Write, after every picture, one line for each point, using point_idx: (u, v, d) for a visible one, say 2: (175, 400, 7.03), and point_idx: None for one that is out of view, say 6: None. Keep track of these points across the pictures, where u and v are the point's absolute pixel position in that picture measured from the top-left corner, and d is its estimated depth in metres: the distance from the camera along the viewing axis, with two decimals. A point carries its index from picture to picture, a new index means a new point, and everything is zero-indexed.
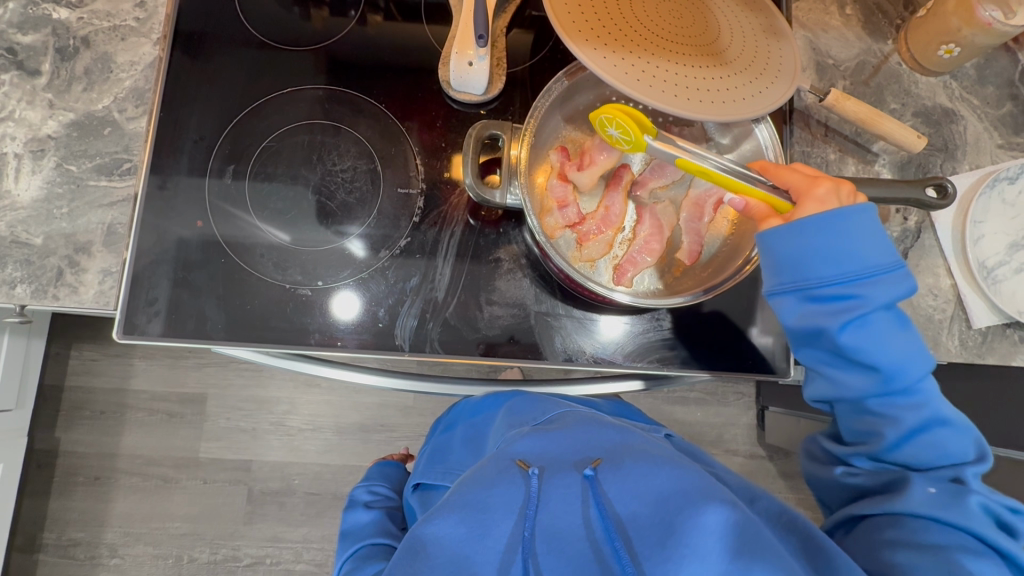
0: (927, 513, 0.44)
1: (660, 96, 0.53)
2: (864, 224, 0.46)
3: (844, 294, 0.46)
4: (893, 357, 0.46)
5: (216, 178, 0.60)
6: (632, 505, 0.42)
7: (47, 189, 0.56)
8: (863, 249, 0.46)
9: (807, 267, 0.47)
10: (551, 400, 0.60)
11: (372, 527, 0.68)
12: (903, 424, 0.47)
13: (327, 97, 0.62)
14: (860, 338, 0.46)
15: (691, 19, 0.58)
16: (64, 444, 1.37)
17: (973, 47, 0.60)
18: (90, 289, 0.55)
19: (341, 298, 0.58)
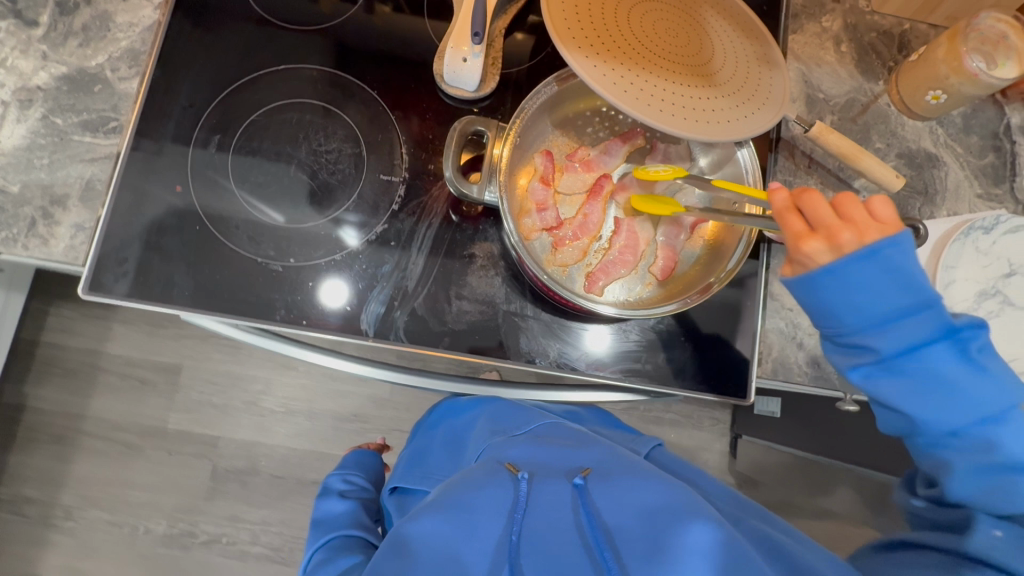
0: (968, 551, 0.40)
1: (642, 107, 0.53)
2: (867, 267, 0.41)
3: (856, 344, 0.43)
4: (931, 404, 0.42)
5: (201, 147, 0.60)
6: (620, 517, 0.46)
7: (30, 139, 0.56)
8: (870, 293, 0.41)
9: (813, 316, 0.44)
10: (530, 411, 0.65)
11: (343, 521, 0.68)
12: (959, 473, 0.42)
13: (322, 78, 0.62)
14: (883, 385, 0.43)
15: (684, 39, 0.58)
16: (31, 400, 1.36)
17: (960, 96, 0.60)
18: (61, 242, 0.55)
19: (328, 287, 0.58)
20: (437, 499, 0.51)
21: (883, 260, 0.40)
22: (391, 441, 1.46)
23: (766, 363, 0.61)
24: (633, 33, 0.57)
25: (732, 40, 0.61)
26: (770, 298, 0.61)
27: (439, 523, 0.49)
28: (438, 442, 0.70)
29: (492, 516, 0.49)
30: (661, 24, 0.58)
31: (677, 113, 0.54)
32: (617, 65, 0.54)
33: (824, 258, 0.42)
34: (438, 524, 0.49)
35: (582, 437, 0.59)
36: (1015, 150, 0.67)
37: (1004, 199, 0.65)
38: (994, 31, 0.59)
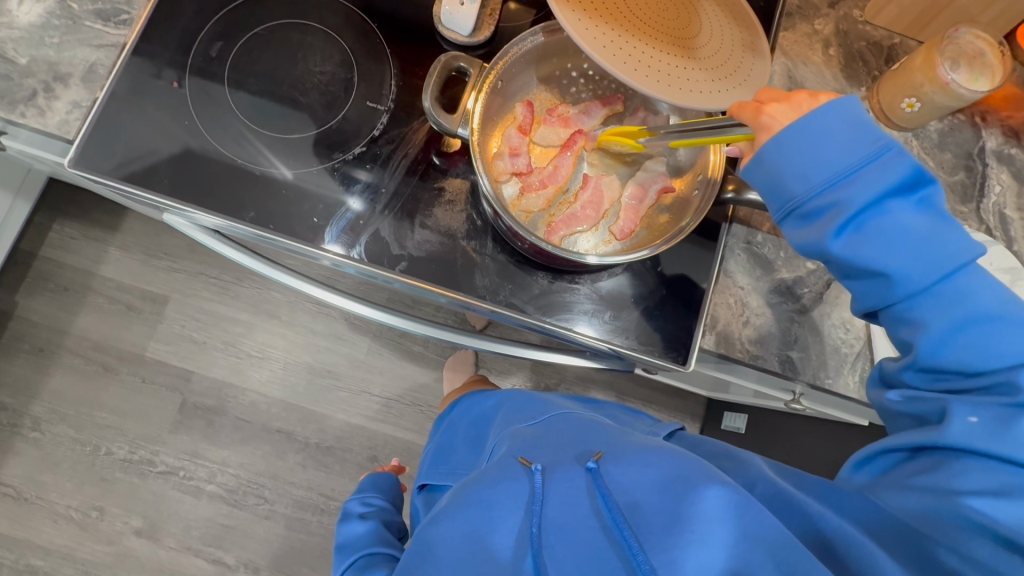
0: (955, 443, 0.44)
1: (613, 61, 0.54)
2: (831, 120, 0.47)
3: (823, 203, 0.48)
4: (899, 262, 0.47)
5: (202, 49, 0.64)
6: (635, 494, 0.48)
7: (45, 19, 0.61)
8: (834, 148, 0.47)
9: (787, 186, 0.49)
10: (548, 403, 0.72)
11: (367, 537, 0.78)
12: (932, 329, 0.47)
13: (327, 5, 0.66)
14: (857, 243, 0.47)
15: (669, 11, 0.59)
16: (20, 309, 1.37)
17: (932, 106, 0.62)
18: (56, 115, 0.59)
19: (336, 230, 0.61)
20: (455, 501, 0.56)
21: (839, 112, 0.47)
22: (362, 405, 1.42)
23: (709, 334, 0.63)
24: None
25: (721, 21, 0.61)
26: (723, 275, 0.64)
27: (460, 521, 0.54)
28: (461, 435, 0.79)
29: (512, 511, 0.53)
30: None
31: (646, 73, 0.55)
32: (597, 18, 0.55)
33: (785, 116, 0.48)
34: (460, 522, 0.54)
35: (594, 424, 0.62)
36: (985, 172, 0.68)
37: (970, 217, 0.67)
38: (973, 46, 0.62)
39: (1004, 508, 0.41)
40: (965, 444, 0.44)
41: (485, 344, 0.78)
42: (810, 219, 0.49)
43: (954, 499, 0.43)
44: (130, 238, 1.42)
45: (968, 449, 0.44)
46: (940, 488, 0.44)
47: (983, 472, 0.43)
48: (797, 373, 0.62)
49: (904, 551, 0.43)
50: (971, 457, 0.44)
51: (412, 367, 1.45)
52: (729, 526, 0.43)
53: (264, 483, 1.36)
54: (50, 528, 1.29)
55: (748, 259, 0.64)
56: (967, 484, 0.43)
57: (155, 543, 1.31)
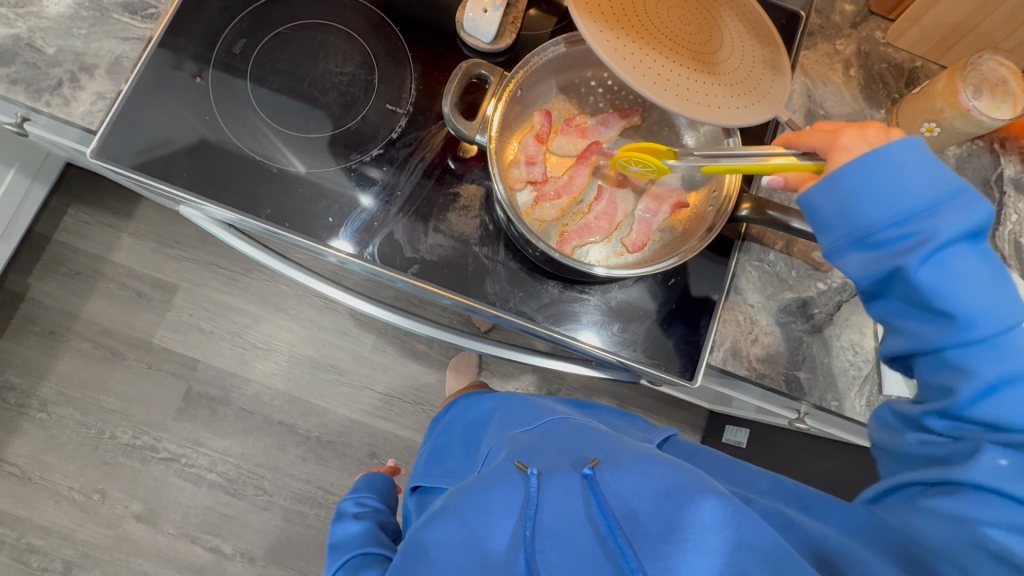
0: (983, 485, 0.42)
1: (635, 75, 0.54)
2: (915, 153, 0.44)
3: (899, 231, 0.44)
4: (963, 303, 0.44)
5: (226, 46, 0.64)
6: (631, 502, 0.49)
7: (74, 10, 0.62)
8: (919, 178, 0.44)
9: (861, 209, 0.45)
10: (544, 408, 0.72)
11: (361, 538, 0.78)
12: (982, 380, 0.44)
13: (351, 7, 0.67)
14: (933, 278, 0.44)
15: (690, 27, 0.59)
16: (32, 292, 1.39)
17: (952, 133, 0.62)
18: (81, 106, 0.60)
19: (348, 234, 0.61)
20: (449, 503, 0.56)
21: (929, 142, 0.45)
22: (364, 401, 1.43)
23: (717, 350, 0.63)
24: (642, 10, 0.58)
25: (742, 38, 0.61)
26: (733, 292, 0.64)
27: (454, 525, 0.54)
28: (457, 437, 0.79)
29: (506, 514, 0.53)
30: (673, 9, 0.59)
31: (667, 88, 0.54)
32: (621, 32, 0.56)
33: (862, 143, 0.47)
34: (454, 527, 0.53)
35: (590, 429, 0.62)
36: (1002, 200, 0.68)
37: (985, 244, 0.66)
38: (996, 74, 0.61)
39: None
40: (990, 486, 0.42)
41: (484, 347, 0.79)
42: (880, 248, 0.46)
43: (971, 526, 0.42)
44: (143, 225, 1.43)
45: (992, 490, 0.42)
46: (967, 519, 0.42)
47: (1008, 513, 0.41)
48: (803, 393, 0.62)
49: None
50: (995, 497, 0.42)
51: (415, 365, 1.46)
52: (725, 536, 0.44)
53: (264, 474, 1.37)
54: (52, 509, 1.30)
55: (758, 277, 0.64)
56: (990, 516, 0.42)
57: (154, 529, 1.32)
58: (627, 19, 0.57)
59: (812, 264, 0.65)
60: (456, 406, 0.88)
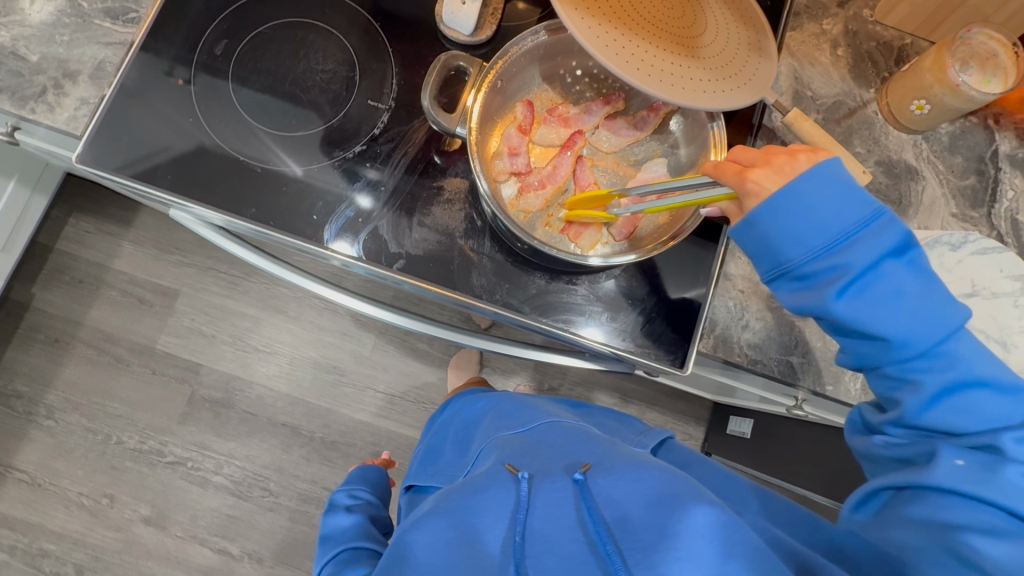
0: (938, 485, 0.44)
1: (619, 63, 0.53)
2: (824, 184, 0.46)
3: (821, 266, 0.47)
4: (899, 324, 0.46)
5: (207, 47, 0.65)
6: (622, 508, 0.49)
7: (56, 17, 0.62)
8: (822, 211, 0.46)
9: (781, 248, 0.48)
10: (537, 410, 0.71)
11: (351, 531, 0.78)
12: (925, 390, 0.46)
13: (330, 4, 0.67)
14: (859, 305, 0.46)
15: (675, 11, 0.58)
16: (37, 301, 1.40)
17: (942, 109, 0.61)
18: (65, 111, 0.61)
19: (333, 231, 0.62)
20: (438, 504, 0.55)
21: (814, 174, 0.47)
22: (366, 400, 1.43)
23: (707, 337, 0.62)
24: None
25: (725, 22, 0.60)
26: (723, 278, 0.63)
27: (440, 526, 0.53)
28: (450, 438, 0.80)
29: (495, 517, 0.53)
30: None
31: (649, 74, 0.53)
32: (605, 21, 0.54)
33: (768, 182, 0.48)
34: (440, 528, 0.53)
35: (583, 434, 0.62)
36: (998, 176, 0.66)
37: (980, 223, 0.65)
38: (985, 47, 0.60)
39: (989, 545, 0.41)
40: (940, 485, 0.44)
41: (477, 341, 0.79)
42: (807, 282, 0.48)
43: (949, 534, 0.42)
44: (143, 232, 1.45)
45: (941, 489, 0.44)
46: (924, 520, 0.44)
47: (965, 511, 0.43)
48: (796, 378, 0.62)
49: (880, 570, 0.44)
50: (952, 496, 0.44)
51: (417, 364, 1.46)
52: (715, 544, 0.43)
53: (269, 476, 1.38)
54: (62, 514, 1.32)
55: (748, 262, 0.64)
56: (951, 516, 0.43)
57: (162, 532, 1.33)
58: (613, 9, 0.55)
59: None
60: (450, 408, 0.88)
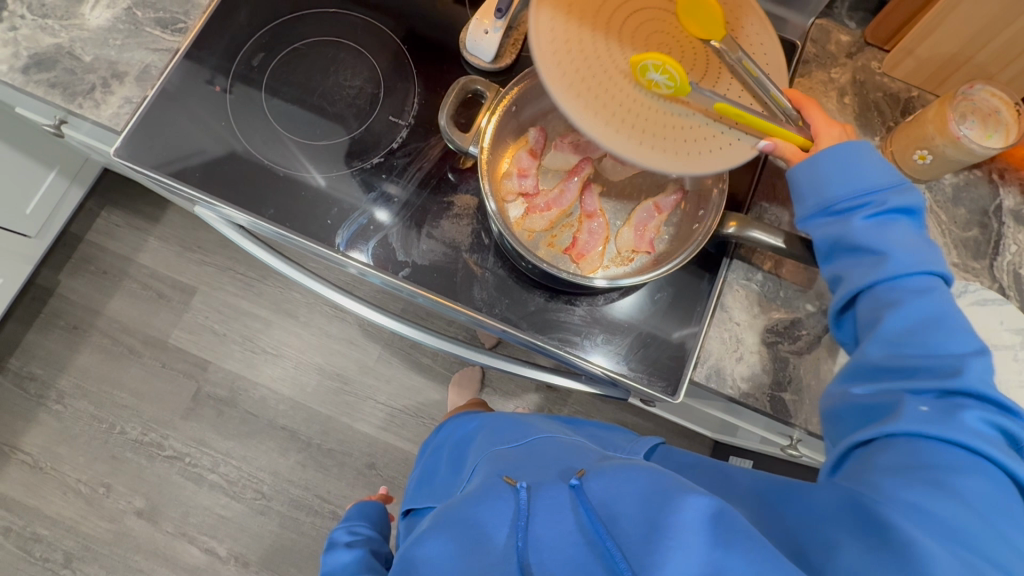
0: (911, 430, 0.45)
1: (629, 147, 0.50)
2: (866, 148, 0.55)
3: (856, 201, 0.53)
4: (903, 256, 0.51)
5: (245, 59, 0.69)
6: (615, 506, 0.49)
7: (112, 23, 0.67)
8: (863, 164, 0.54)
9: (826, 188, 0.54)
10: (534, 427, 0.72)
11: (353, 566, 0.79)
12: (907, 313, 0.49)
13: (363, 26, 0.71)
14: (880, 231, 0.52)
15: (675, 52, 0.54)
16: (61, 288, 1.46)
17: (944, 160, 0.62)
18: (109, 108, 0.65)
19: (347, 233, 0.65)
20: (438, 520, 0.56)
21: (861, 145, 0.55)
22: (365, 411, 1.44)
23: (701, 367, 0.62)
24: (616, 63, 0.52)
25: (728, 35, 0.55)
26: (719, 310, 0.64)
27: (441, 543, 0.54)
28: (445, 458, 0.80)
29: (497, 522, 0.53)
30: (650, 29, 0.54)
31: (659, 147, 0.51)
32: (597, 97, 0.51)
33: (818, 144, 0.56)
34: (441, 543, 0.54)
35: (577, 447, 0.63)
36: (1001, 231, 0.67)
37: (981, 274, 0.66)
38: (988, 104, 0.62)
39: (945, 485, 0.42)
40: (915, 426, 0.44)
41: (484, 359, 0.80)
42: (837, 215, 0.54)
43: (909, 469, 0.43)
44: (169, 229, 1.50)
45: (920, 433, 0.44)
46: (903, 470, 0.43)
47: (934, 453, 0.44)
48: (788, 415, 0.62)
49: (872, 544, 0.41)
50: (925, 440, 0.44)
51: (419, 379, 1.47)
52: (707, 534, 0.44)
53: (264, 478, 1.38)
54: (59, 499, 1.34)
55: (745, 296, 0.64)
56: (911, 461, 0.44)
57: (153, 526, 1.34)
58: (604, 85, 0.52)
59: (800, 284, 0.65)
60: (446, 428, 0.89)
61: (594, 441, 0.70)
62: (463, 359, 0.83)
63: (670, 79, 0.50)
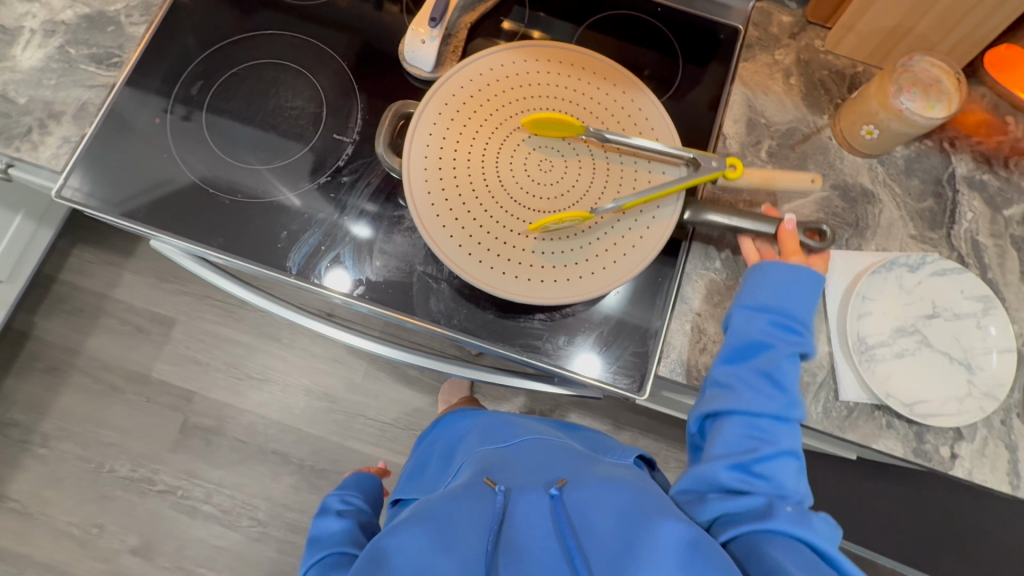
0: (787, 530, 0.49)
1: (538, 291, 0.57)
2: (803, 279, 0.57)
3: (772, 322, 0.57)
4: (790, 387, 0.56)
5: (184, 88, 0.68)
6: (592, 522, 0.51)
7: (45, 63, 0.67)
8: (787, 294, 0.57)
9: (759, 300, 0.58)
10: (521, 428, 0.72)
11: (341, 536, 0.77)
12: (778, 435, 0.55)
13: (302, 45, 0.71)
14: (785, 370, 0.56)
15: (560, 175, 0.60)
16: (38, 330, 1.44)
17: (891, 134, 0.62)
18: (47, 149, 0.64)
19: (299, 255, 0.64)
20: (416, 513, 0.55)
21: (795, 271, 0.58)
22: (355, 428, 1.43)
23: (665, 361, 0.62)
24: (510, 208, 0.59)
25: (587, 139, 0.61)
26: (680, 301, 0.64)
27: (417, 534, 0.53)
28: (437, 453, 0.80)
29: (472, 520, 0.53)
30: (525, 158, 0.60)
31: (564, 279, 0.58)
32: (510, 251, 0.58)
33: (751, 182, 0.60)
34: (417, 536, 0.52)
35: (562, 452, 0.64)
36: (956, 199, 0.67)
37: (939, 244, 0.66)
38: (928, 74, 0.62)
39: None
40: (791, 530, 0.49)
41: (457, 369, 0.80)
42: (756, 325, 0.57)
43: (786, 552, 0.48)
44: (143, 262, 1.49)
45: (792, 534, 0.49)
46: (774, 553, 0.48)
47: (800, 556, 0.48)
48: None
49: None
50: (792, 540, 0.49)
51: (407, 391, 1.46)
52: (680, 559, 0.46)
53: (258, 505, 1.37)
54: (51, 543, 1.32)
55: (705, 285, 0.64)
56: (784, 545, 0.49)
57: (149, 562, 1.33)
58: (503, 228, 0.58)
59: None
60: (442, 423, 0.88)
61: (583, 446, 0.72)
62: (437, 367, 0.82)
63: (570, 221, 0.57)
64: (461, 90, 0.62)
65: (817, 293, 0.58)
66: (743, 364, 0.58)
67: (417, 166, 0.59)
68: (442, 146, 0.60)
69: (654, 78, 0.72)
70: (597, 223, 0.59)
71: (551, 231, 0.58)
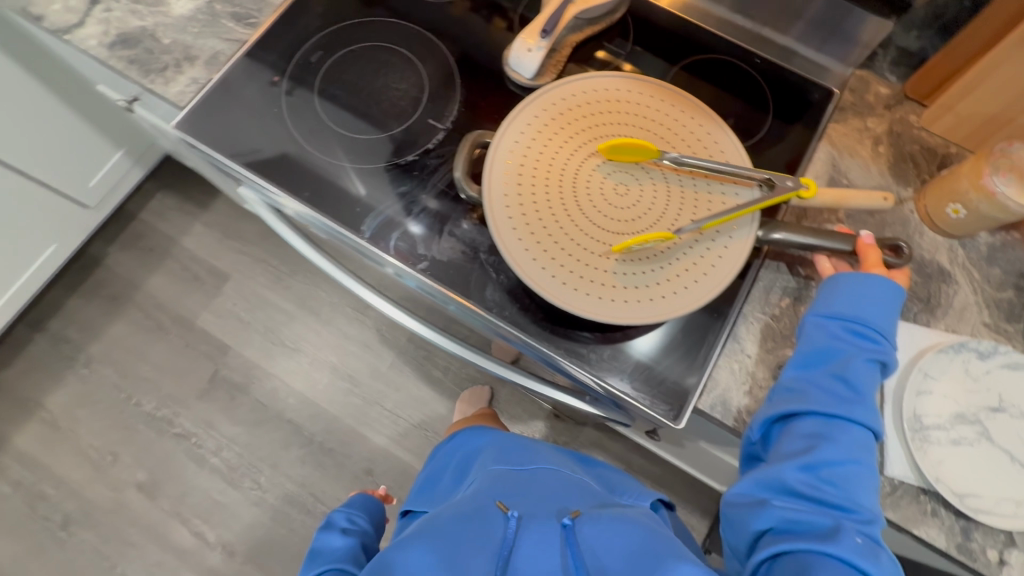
0: (842, 556, 0.48)
1: (610, 308, 0.58)
2: (885, 288, 0.57)
3: (850, 328, 0.57)
4: (867, 397, 0.55)
5: (304, 55, 0.75)
6: (603, 559, 0.52)
7: (193, 13, 0.74)
8: (870, 302, 0.57)
9: (838, 307, 0.58)
10: (534, 452, 0.73)
11: (342, 553, 0.77)
12: (847, 442, 0.54)
13: (417, 36, 0.76)
14: (863, 376, 0.55)
15: (636, 199, 0.62)
16: (109, 259, 1.54)
17: (979, 215, 0.61)
18: (177, 86, 0.71)
19: (374, 222, 0.67)
20: (422, 532, 0.56)
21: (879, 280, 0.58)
22: (371, 416, 1.45)
23: (707, 395, 0.61)
24: (586, 226, 0.61)
25: (661, 165, 0.63)
26: (732, 339, 0.63)
27: (424, 552, 0.53)
28: (449, 469, 0.80)
29: (481, 542, 0.54)
30: (601, 181, 0.63)
31: (635, 299, 0.59)
32: (586, 269, 0.59)
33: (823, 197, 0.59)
34: (424, 553, 0.53)
35: (574, 485, 0.65)
36: None
37: (1013, 337, 0.63)
38: None
39: None
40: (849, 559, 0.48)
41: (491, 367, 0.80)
42: (836, 330, 0.57)
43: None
44: (215, 217, 1.59)
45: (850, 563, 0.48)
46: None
47: None
48: None
49: None
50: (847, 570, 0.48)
51: (428, 391, 1.47)
52: None
53: (263, 469, 1.39)
54: (69, 461, 1.38)
55: (760, 329, 0.63)
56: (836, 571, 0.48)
57: (151, 501, 1.36)
58: (579, 245, 0.60)
59: None
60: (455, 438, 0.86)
61: (597, 483, 0.72)
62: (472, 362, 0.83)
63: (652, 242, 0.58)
64: (541, 111, 0.65)
65: (895, 301, 0.57)
66: (816, 370, 0.57)
67: (499, 184, 0.62)
68: (525, 159, 0.63)
69: (739, 127, 0.73)
70: (677, 244, 0.60)
71: (631, 252, 0.60)
